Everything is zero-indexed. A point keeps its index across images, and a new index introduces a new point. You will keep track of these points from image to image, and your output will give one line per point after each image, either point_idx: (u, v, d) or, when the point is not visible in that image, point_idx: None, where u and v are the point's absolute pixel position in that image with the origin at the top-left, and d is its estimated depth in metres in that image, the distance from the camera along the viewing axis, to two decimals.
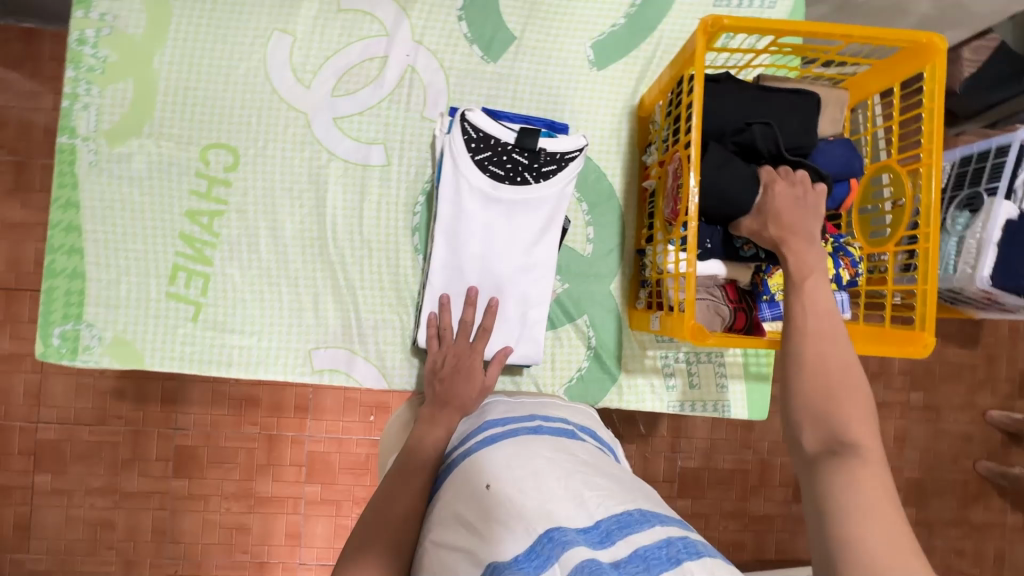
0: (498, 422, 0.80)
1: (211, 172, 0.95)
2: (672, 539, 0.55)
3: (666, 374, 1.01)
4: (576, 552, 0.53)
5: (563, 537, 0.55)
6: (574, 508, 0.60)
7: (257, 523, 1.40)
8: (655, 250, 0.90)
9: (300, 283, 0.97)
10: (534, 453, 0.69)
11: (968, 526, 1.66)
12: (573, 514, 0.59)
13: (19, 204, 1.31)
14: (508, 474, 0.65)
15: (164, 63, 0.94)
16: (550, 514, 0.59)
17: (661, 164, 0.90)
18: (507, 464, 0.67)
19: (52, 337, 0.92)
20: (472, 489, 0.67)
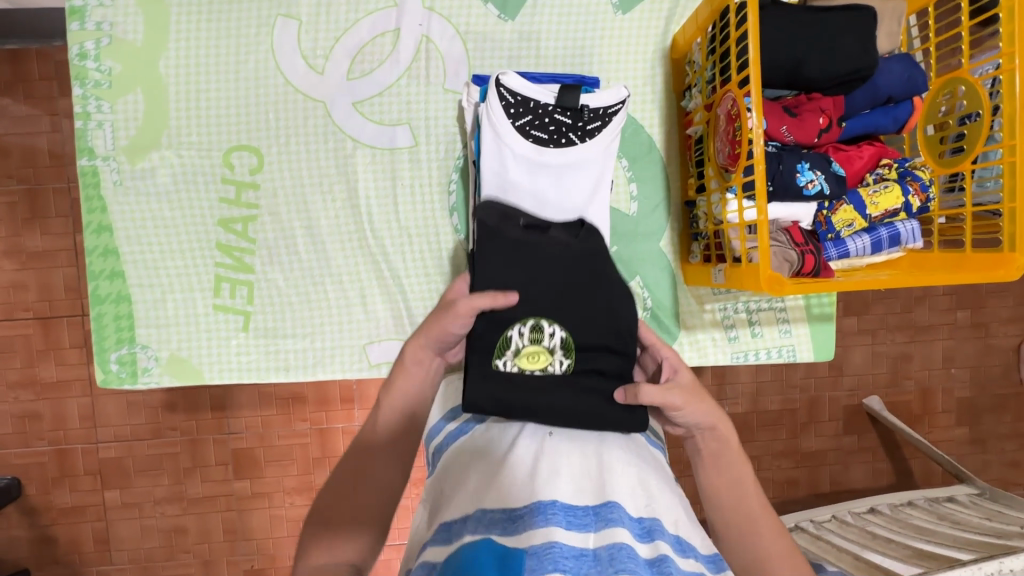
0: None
1: (238, 177, 0.92)
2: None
3: (727, 326, 0.99)
4: (621, 532, 0.56)
5: (612, 513, 0.58)
6: (628, 493, 0.61)
7: None
8: (710, 200, 0.86)
9: (345, 279, 0.95)
10: (602, 432, 0.71)
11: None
12: (627, 497, 0.61)
13: (39, 232, 1.29)
14: (574, 444, 0.68)
15: (171, 67, 0.90)
16: (606, 488, 0.61)
17: (708, 108, 0.85)
18: (574, 433, 0.70)
19: (109, 362, 0.92)
20: (529, 431, 0.69)
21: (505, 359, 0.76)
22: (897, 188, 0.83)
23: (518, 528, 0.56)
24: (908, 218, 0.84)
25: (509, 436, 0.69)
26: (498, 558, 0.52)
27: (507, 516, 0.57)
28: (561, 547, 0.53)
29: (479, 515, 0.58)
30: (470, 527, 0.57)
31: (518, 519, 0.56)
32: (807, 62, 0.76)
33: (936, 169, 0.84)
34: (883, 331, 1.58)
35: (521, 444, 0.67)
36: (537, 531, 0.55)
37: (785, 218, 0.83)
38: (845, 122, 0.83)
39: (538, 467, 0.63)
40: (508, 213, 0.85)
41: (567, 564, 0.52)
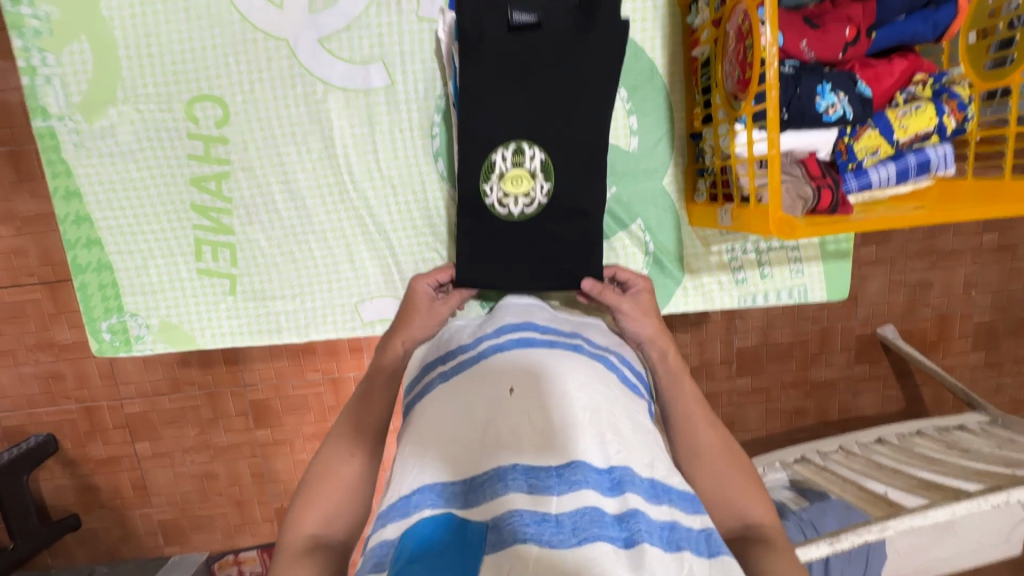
0: (536, 325, 0.74)
1: (204, 131, 0.86)
2: (678, 522, 0.54)
3: (735, 269, 0.93)
4: (586, 495, 0.53)
5: (574, 475, 0.54)
6: (596, 445, 0.58)
7: None
8: (715, 132, 0.78)
9: (329, 235, 0.91)
10: (568, 369, 0.64)
11: None
12: (596, 450, 0.57)
13: (29, 196, 1.25)
14: (536, 394, 0.61)
15: (113, 10, 0.81)
16: (571, 443, 0.57)
17: (716, 24, 0.75)
18: (540, 377, 0.63)
19: (102, 332, 0.91)
20: (490, 386, 0.63)
21: (491, 185, 0.79)
22: (930, 108, 0.74)
23: (479, 499, 0.54)
24: (941, 142, 0.76)
25: (470, 395, 0.64)
26: (459, 542, 0.50)
27: (469, 489, 0.55)
28: (522, 516, 0.50)
29: (440, 489, 0.56)
30: (433, 504, 0.55)
31: (476, 490, 0.54)
32: None
33: (978, 84, 0.74)
34: (902, 259, 1.49)
35: (482, 403, 0.62)
36: (495, 503, 0.52)
37: (801, 149, 0.75)
38: (875, 33, 0.73)
39: (498, 427, 0.59)
40: (495, 6, 0.76)
41: (529, 532, 0.49)
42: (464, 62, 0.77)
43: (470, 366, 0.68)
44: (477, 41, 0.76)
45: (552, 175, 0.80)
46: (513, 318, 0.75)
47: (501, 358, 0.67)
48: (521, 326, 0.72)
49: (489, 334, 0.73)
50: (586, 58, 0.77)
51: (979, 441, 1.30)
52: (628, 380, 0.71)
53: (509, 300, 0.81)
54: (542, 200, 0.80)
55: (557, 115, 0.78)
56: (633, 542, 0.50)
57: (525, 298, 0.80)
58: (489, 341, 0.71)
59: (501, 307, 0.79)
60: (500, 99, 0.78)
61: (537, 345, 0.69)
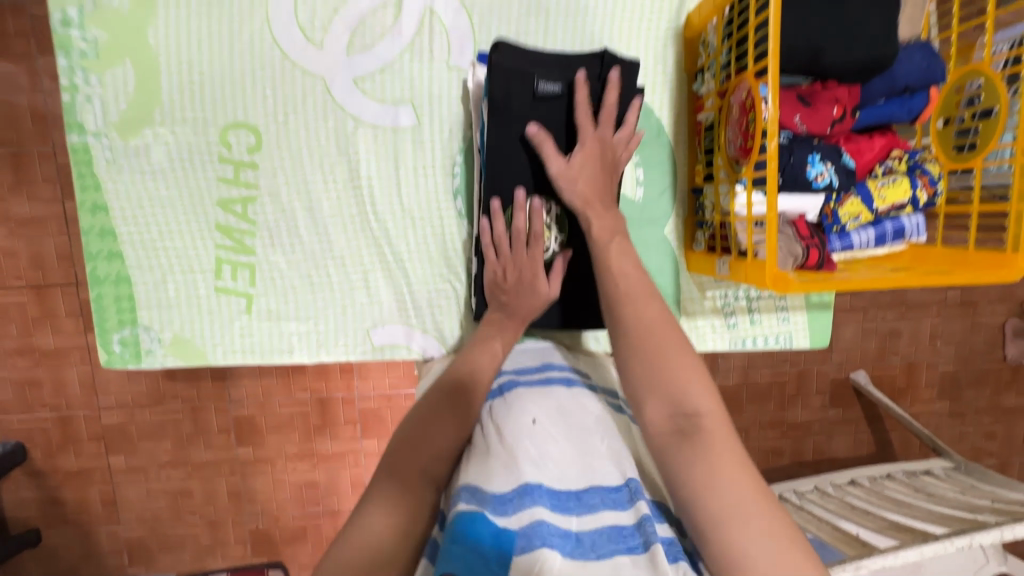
0: (551, 366, 0.82)
1: (236, 156, 0.90)
2: (677, 538, 0.58)
3: (727, 314, 1.00)
4: (604, 514, 0.59)
5: (591, 499, 0.61)
6: (610, 471, 0.64)
7: (324, 478, 1.48)
8: (717, 190, 0.85)
9: (348, 263, 0.95)
10: (584, 408, 0.73)
11: (998, 412, 1.70)
12: (609, 475, 0.64)
13: (26, 199, 1.25)
14: (559, 427, 0.68)
15: (160, 38, 0.86)
16: (590, 470, 0.64)
17: (721, 95, 0.83)
18: (560, 411, 0.71)
19: (113, 344, 0.92)
20: (515, 411, 0.70)
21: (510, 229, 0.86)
22: (906, 182, 0.83)
23: (508, 508, 0.58)
24: (914, 212, 0.85)
25: (496, 418, 0.69)
26: (491, 542, 0.53)
27: (497, 498, 0.59)
28: (548, 525, 0.55)
29: (471, 490, 0.59)
30: (465, 500, 0.57)
31: (508, 502, 0.58)
32: (828, 50, 0.75)
33: (947, 164, 0.83)
34: (873, 309, 1.59)
35: (507, 424, 0.67)
36: (524, 512, 0.57)
37: (792, 212, 0.83)
38: (859, 112, 0.82)
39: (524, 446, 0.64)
40: (523, 75, 0.81)
41: (555, 541, 0.54)
42: (493, 128, 0.83)
43: (495, 399, 0.74)
44: (502, 104, 0.82)
45: (564, 224, 0.87)
46: (531, 363, 0.83)
47: (525, 392, 0.74)
48: (540, 368, 0.81)
49: (509, 371, 0.81)
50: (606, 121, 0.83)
51: (945, 486, 1.38)
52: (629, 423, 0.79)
53: (526, 343, 0.89)
54: (555, 247, 0.87)
55: None
56: (649, 544, 0.55)
57: (545, 345, 0.89)
58: (510, 377, 0.79)
59: (519, 349, 0.87)
60: (521, 158, 0.84)
61: (556, 384, 0.77)
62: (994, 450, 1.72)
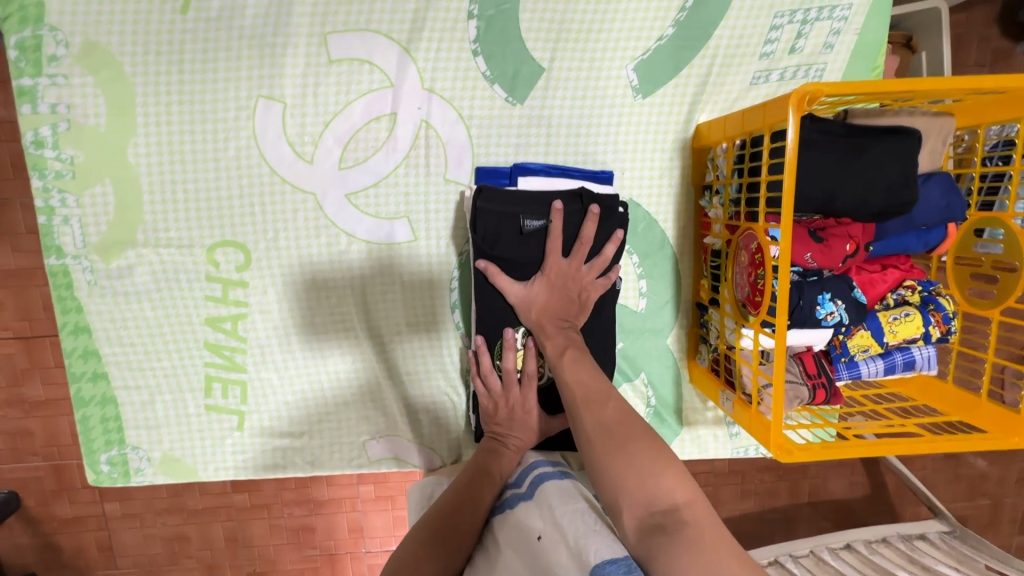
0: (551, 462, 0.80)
1: (224, 275, 0.86)
2: None
3: (729, 423, 0.98)
4: None
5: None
6: (603, 544, 0.58)
7: (320, 523, 1.41)
8: (722, 320, 0.83)
9: (342, 379, 0.92)
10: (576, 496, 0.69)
11: (993, 455, 1.70)
12: (600, 549, 0.57)
13: (10, 250, 1.17)
14: (561, 526, 0.64)
15: (141, 157, 0.81)
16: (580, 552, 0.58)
17: (730, 227, 0.80)
18: (551, 508, 0.67)
19: (100, 464, 0.89)
20: (511, 533, 0.68)
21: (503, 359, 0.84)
22: (918, 318, 0.80)
23: None
24: (926, 345, 0.82)
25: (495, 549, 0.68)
26: None
27: None
28: None
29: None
30: None
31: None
32: (843, 196, 0.72)
33: (962, 304, 0.80)
34: None
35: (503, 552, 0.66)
36: None
37: (799, 345, 0.80)
38: (872, 246, 0.79)
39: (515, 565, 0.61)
40: (507, 215, 0.78)
41: None
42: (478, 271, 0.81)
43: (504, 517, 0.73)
44: (492, 237, 0.79)
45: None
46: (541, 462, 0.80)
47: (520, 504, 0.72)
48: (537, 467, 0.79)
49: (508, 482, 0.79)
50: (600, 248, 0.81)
51: (937, 556, 1.38)
52: None
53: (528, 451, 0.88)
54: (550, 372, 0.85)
55: None
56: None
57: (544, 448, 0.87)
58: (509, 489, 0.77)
59: None
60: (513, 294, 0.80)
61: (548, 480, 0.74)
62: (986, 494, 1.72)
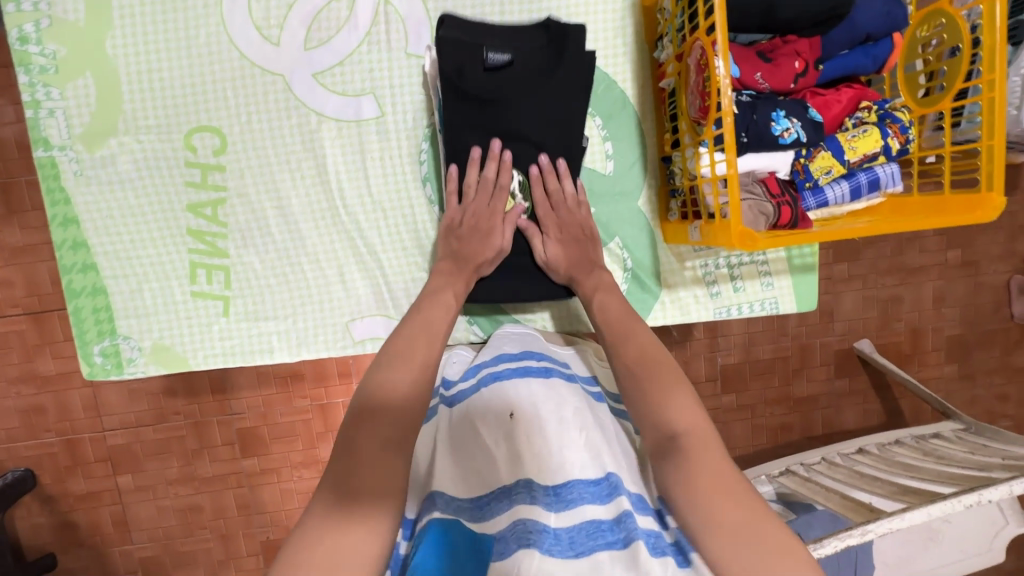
0: (534, 354, 0.79)
1: (201, 159, 0.90)
2: (664, 530, 0.59)
3: (709, 283, 0.99)
4: (583, 510, 0.57)
5: (570, 495, 0.59)
6: (590, 461, 0.62)
7: None
8: (684, 155, 0.84)
9: (322, 259, 0.94)
10: (564, 398, 0.68)
11: (1011, 371, 1.61)
12: (587, 467, 0.61)
13: (17, 228, 1.20)
14: (538, 419, 0.65)
15: (118, 48, 0.86)
16: (568, 466, 0.61)
17: (679, 58, 0.82)
18: (537, 402, 0.67)
19: (94, 355, 0.92)
20: (492, 410, 0.68)
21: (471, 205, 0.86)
22: (877, 131, 0.81)
23: (487, 513, 0.60)
24: (888, 162, 0.83)
25: (474, 418, 0.69)
26: (468, 540, 0.58)
27: (476, 504, 0.62)
28: (524, 523, 0.56)
29: (448, 499, 0.63)
30: (441, 509, 0.61)
31: (487, 506, 0.60)
32: (781, 2, 0.74)
33: (916, 110, 0.82)
34: (874, 275, 1.53)
35: (486, 431, 0.67)
36: (501, 517, 0.58)
37: (762, 170, 0.81)
38: (822, 65, 0.81)
39: (500, 452, 0.64)
40: (470, 46, 0.82)
41: (531, 535, 0.54)
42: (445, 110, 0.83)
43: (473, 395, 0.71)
44: (454, 79, 0.81)
45: (528, 193, 0.88)
46: (513, 348, 0.80)
47: (501, 383, 0.71)
48: (520, 355, 0.77)
49: (488, 362, 0.78)
50: (556, 86, 0.83)
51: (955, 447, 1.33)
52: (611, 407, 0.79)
53: (507, 329, 0.87)
54: (520, 216, 0.87)
55: (529, 157, 0.85)
56: (630, 540, 0.54)
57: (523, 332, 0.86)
58: (488, 369, 0.76)
59: (502, 337, 0.84)
60: (472, 140, 0.84)
61: (533, 372, 0.72)
62: (1010, 412, 1.62)
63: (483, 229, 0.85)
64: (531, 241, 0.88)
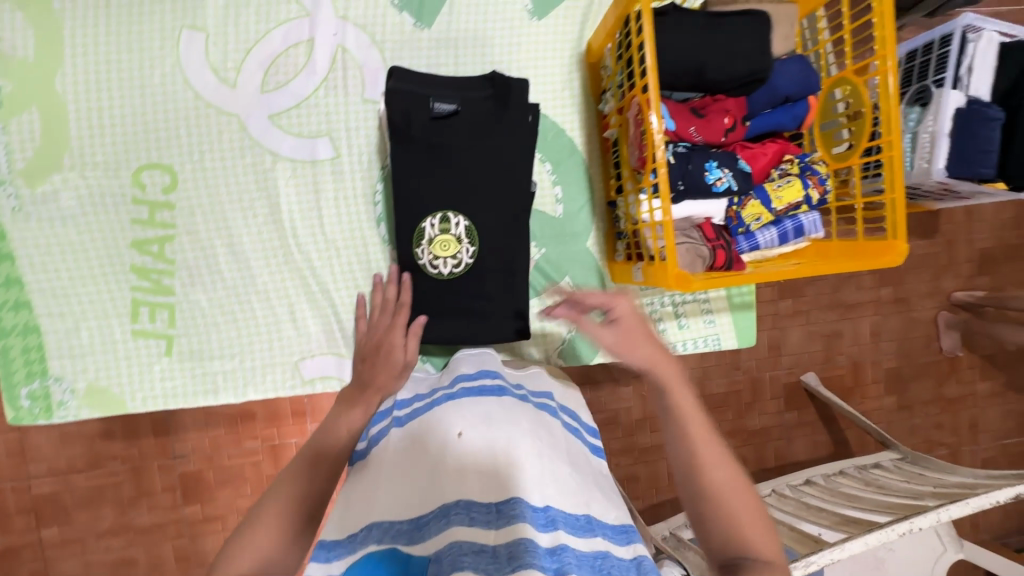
0: (491, 374, 0.77)
1: (150, 197, 0.89)
2: (610, 553, 0.55)
3: (655, 320, 1.03)
4: (523, 527, 0.51)
5: (512, 510, 0.54)
6: (536, 481, 0.58)
7: None
8: (627, 201, 0.90)
9: (272, 296, 0.93)
10: (517, 418, 0.65)
11: (944, 402, 1.70)
12: (533, 487, 0.57)
13: None
14: (487, 438, 0.61)
15: (68, 85, 0.86)
16: (511, 483, 0.56)
17: (620, 111, 0.88)
18: (488, 421, 0.63)
19: (20, 398, 0.87)
20: (442, 426, 0.64)
21: (421, 248, 0.87)
22: (799, 182, 0.89)
23: (424, 536, 0.55)
24: (810, 210, 0.90)
25: (422, 439, 0.65)
26: (400, 566, 0.53)
27: (412, 526, 0.56)
28: (461, 546, 0.51)
29: (385, 525, 0.57)
30: (377, 537, 0.56)
31: (423, 526, 0.55)
32: (710, 65, 0.81)
33: (832, 164, 0.91)
34: (815, 311, 1.61)
35: (433, 448, 0.62)
36: (438, 537, 0.53)
37: (699, 215, 0.87)
38: (749, 122, 0.88)
39: (444, 471, 0.59)
40: (420, 98, 0.86)
41: (467, 560, 0.49)
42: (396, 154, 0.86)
43: (425, 415, 0.68)
44: (406, 126, 0.86)
45: (475, 239, 0.88)
46: (470, 370, 0.78)
47: (454, 403, 0.68)
48: (477, 376, 0.76)
49: (443, 386, 0.76)
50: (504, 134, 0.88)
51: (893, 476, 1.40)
52: (568, 426, 0.75)
53: (463, 352, 0.84)
54: (468, 261, 0.88)
55: (479, 199, 0.88)
56: (564, 572, 0.48)
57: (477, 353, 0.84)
58: (443, 391, 0.73)
59: (455, 360, 0.83)
60: (425, 183, 0.86)
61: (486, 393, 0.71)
62: (946, 440, 1.71)
63: (385, 346, 0.83)
64: (484, 282, 0.89)
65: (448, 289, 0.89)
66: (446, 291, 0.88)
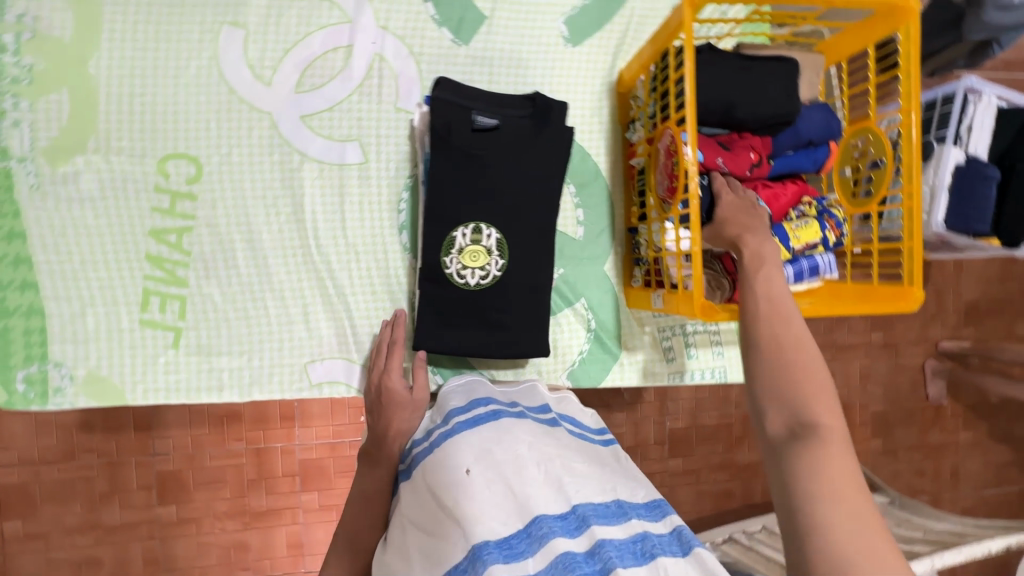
0: (481, 401, 0.76)
1: (173, 186, 0.88)
2: (648, 532, 0.60)
3: (665, 348, 1.04)
4: (556, 542, 0.55)
5: (540, 530, 0.56)
6: (554, 495, 0.61)
7: (255, 538, 1.26)
8: (650, 228, 0.91)
9: (287, 296, 0.92)
10: (518, 434, 0.67)
11: (927, 449, 1.73)
12: (550, 503, 0.60)
13: None
14: (491, 464, 0.63)
15: (101, 68, 0.85)
16: (529, 502, 0.59)
17: (649, 141, 0.90)
18: (488, 450, 0.64)
19: (16, 381, 0.84)
20: (447, 468, 0.64)
21: (450, 257, 0.87)
22: (817, 224, 0.91)
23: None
24: (826, 251, 0.92)
25: (430, 486, 0.64)
26: None
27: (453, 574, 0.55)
28: None
29: None
30: None
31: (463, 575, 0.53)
32: (740, 104, 0.84)
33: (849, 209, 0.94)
34: None
35: (444, 492, 0.62)
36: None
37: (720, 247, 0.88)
38: (773, 161, 0.91)
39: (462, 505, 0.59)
40: (461, 109, 0.87)
41: None
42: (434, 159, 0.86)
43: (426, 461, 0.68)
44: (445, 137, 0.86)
45: (505, 253, 0.88)
46: (459, 400, 0.78)
47: (453, 440, 0.68)
48: (469, 406, 0.74)
49: (438, 425, 0.75)
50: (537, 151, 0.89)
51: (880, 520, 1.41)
52: (575, 432, 0.78)
53: (456, 382, 0.85)
54: (496, 274, 0.88)
55: (505, 213, 0.88)
56: (609, 568, 0.53)
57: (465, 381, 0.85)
58: (440, 429, 0.72)
59: (447, 392, 0.82)
60: (454, 194, 0.87)
61: (481, 420, 0.70)
62: (927, 487, 1.73)
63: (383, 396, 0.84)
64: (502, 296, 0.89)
65: (466, 302, 0.88)
66: (470, 302, 0.88)
